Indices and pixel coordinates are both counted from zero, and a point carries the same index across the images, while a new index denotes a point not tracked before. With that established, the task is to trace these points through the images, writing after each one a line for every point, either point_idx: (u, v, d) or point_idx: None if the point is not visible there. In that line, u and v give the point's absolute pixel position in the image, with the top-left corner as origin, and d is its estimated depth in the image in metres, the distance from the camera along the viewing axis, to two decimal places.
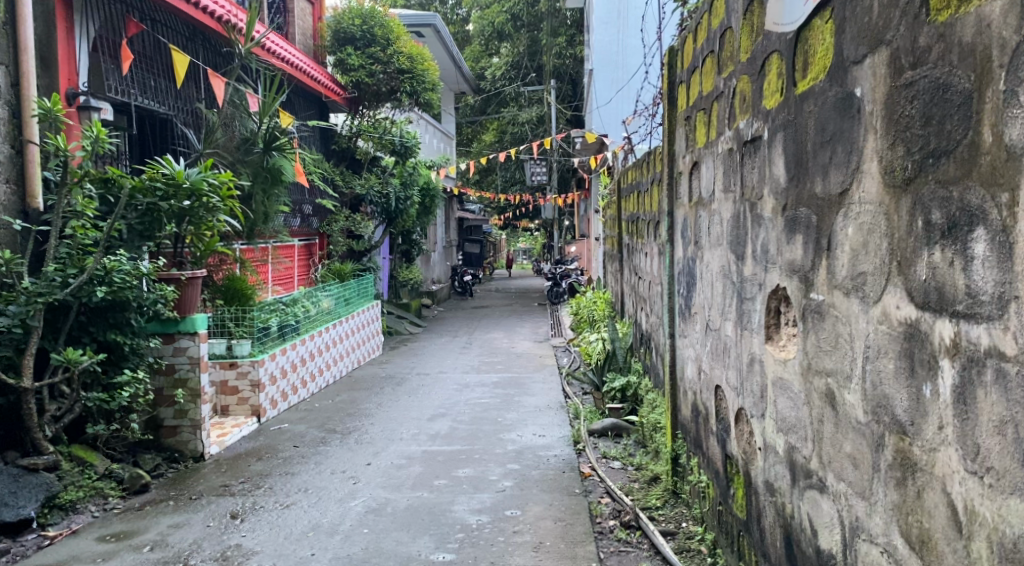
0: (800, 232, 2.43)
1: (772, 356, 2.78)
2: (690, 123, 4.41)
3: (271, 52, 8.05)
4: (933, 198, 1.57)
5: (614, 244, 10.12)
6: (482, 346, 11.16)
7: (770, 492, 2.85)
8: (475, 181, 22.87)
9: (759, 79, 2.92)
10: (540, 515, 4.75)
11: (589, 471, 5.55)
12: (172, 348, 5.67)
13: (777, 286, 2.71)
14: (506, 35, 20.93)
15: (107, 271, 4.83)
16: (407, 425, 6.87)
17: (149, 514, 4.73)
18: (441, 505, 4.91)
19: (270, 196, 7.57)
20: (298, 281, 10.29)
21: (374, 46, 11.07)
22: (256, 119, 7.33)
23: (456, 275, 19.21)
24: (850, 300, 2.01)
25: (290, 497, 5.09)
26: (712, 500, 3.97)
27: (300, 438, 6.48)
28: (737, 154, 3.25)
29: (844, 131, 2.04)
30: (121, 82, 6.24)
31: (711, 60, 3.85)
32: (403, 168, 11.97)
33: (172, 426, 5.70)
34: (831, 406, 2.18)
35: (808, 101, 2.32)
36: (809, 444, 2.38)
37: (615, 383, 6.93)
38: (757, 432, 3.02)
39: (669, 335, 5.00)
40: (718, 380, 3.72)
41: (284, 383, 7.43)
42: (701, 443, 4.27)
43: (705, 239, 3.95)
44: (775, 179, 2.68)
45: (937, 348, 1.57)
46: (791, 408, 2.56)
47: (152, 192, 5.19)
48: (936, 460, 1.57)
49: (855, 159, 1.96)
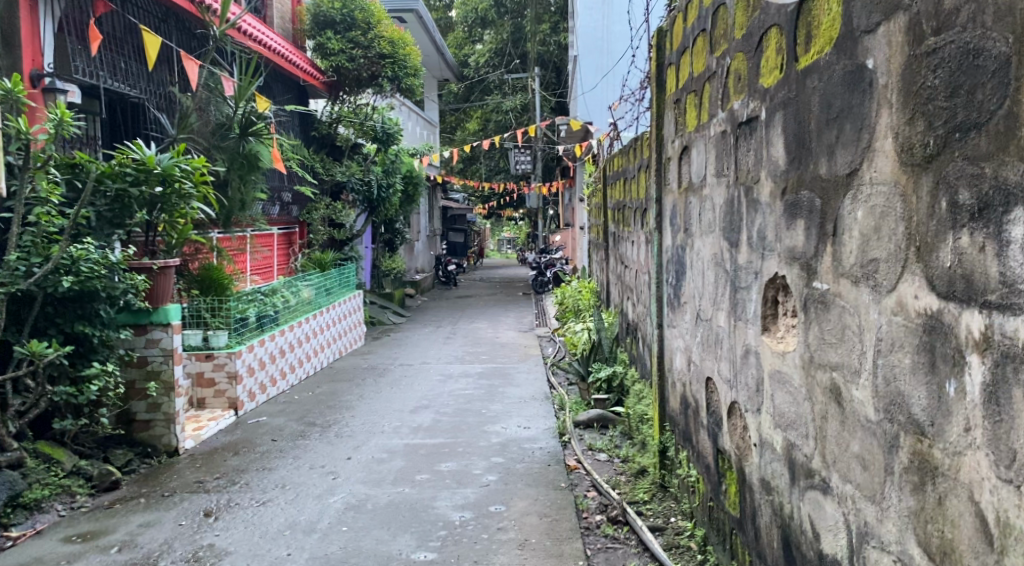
0: (802, 217, 2.28)
1: (769, 348, 2.63)
2: (679, 106, 4.28)
3: (247, 34, 7.85)
4: (960, 176, 1.43)
5: (599, 233, 9.98)
6: (465, 336, 11.01)
7: (766, 492, 2.71)
8: (459, 169, 22.70)
9: (755, 56, 2.77)
10: (525, 510, 4.60)
11: (574, 464, 5.43)
12: (144, 339, 5.47)
13: (775, 275, 2.57)
14: (489, 22, 20.68)
15: (74, 260, 4.65)
16: (389, 417, 6.71)
17: (119, 513, 4.55)
18: (422, 501, 4.75)
19: (247, 183, 7.37)
20: (278, 270, 10.10)
21: (355, 30, 10.79)
22: (232, 104, 7.13)
23: (440, 265, 19.03)
24: (859, 289, 1.87)
25: (266, 494, 4.91)
26: (703, 495, 3.84)
27: (279, 432, 6.29)
28: (732, 136, 3.11)
29: (853, 107, 1.89)
30: (89, 63, 6.00)
31: (702, 39, 3.70)
32: (385, 155, 11.81)
33: (144, 420, 5.52)
34: (836, 402, 2.04)
35: (811, 77, 2.17)
36: (811, 441, 2.24)
37: (601, 374, 6.79)
38: (752, 428, 2.89)
39: (657, 325, 4.87)
40: (710, 371, 3.57)
41: (262, 374, 7.24)
42: (690, 436, 4.14)
43: (695, 225, 3.81)
44: (774, 161, 2.54)
45: (964, 343, 1.42)
46: (790, 403, 2.42)
47: (122, 177, 5.02)
48: (961, 464, 1.43)
49: (868, 136, 1.81)
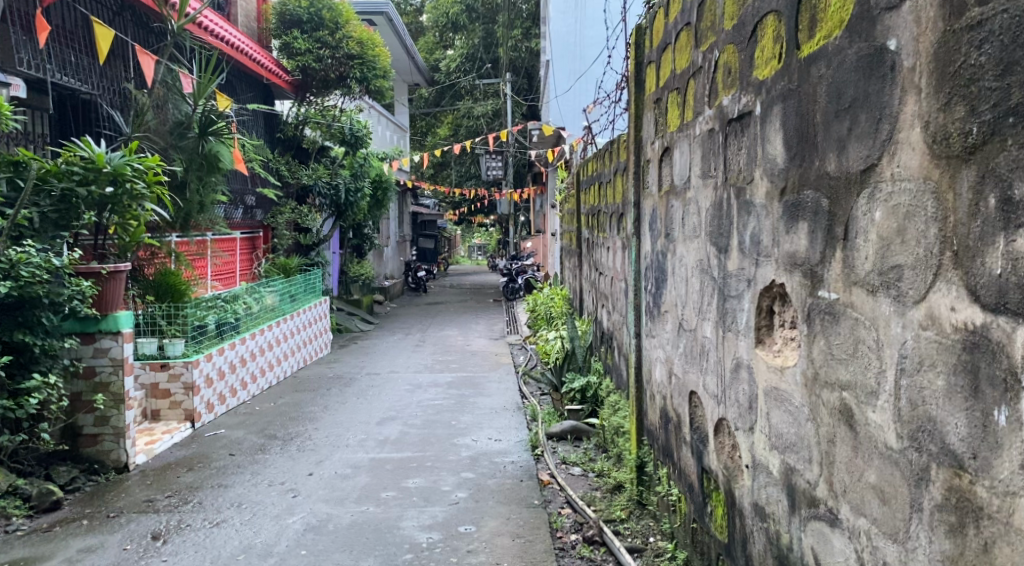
0: (804, 219, 2.07)
1: (764, 363, 2.42)
2: (660, 105, 4.07)
3: (207, 30, 7.55)
4: (1012, 168, 1.27)
5: (572, 239, 9.76)
6: (435, 344, 10.72)
7: (759, 518, 2.50)
8: (430, 174, 22.44)
9: (749, 47, 2.57)
10: (496, 531, 4.35)
11: (547, 479, 5.20)
12: (92, 348, 5.13)
13: (770, 282, 2.36)
14: (460, 27, 20.36)
15: (13, 264, 4.38)
16: (354, 430, 6.42)
17: (58, 537, 4.26)
18: (387, 521, 4.48)
19: (206, 184, 7.06)
20: (240, 275, 9.77)
21: (322, 29, 10.53)
22: (191, 101, 6.77)
23: (410, 271, 18.72)
24: (877, 299, 1.66)
25: (220, 514, 4.62)
26: (686, 515, 3.61)
27: (237, 446, 5.98)
28: (720, 135, 2.90)
29: (870, 95, 1.68)
30: (35, 56, 5.71)
31: (686, 34, 3.49)
32: (353, 159, 11.53)
33: (92, 435, 5.18)
34: (846, 424, 1.82)
35: (818, 64, 1.96)
36: (815, 467, 2.02)
37: (574, 383, 6.53)
38: (743, 449, 2.66)
39: (635, 335, 4.65)
40: (693, 384, 3.36)
41: (222, 385, 6.92)
42: (670, 452, 3.92)
43: (678, 230, 3.59)
44: (771, 160, 2.32)
45: (1020, 363, 1.25)
46: (789, 423, 2.20)
47: (69, 176, 4.76)
48: (1015, 506, 1.26)
49: (889, 126, 1.60)
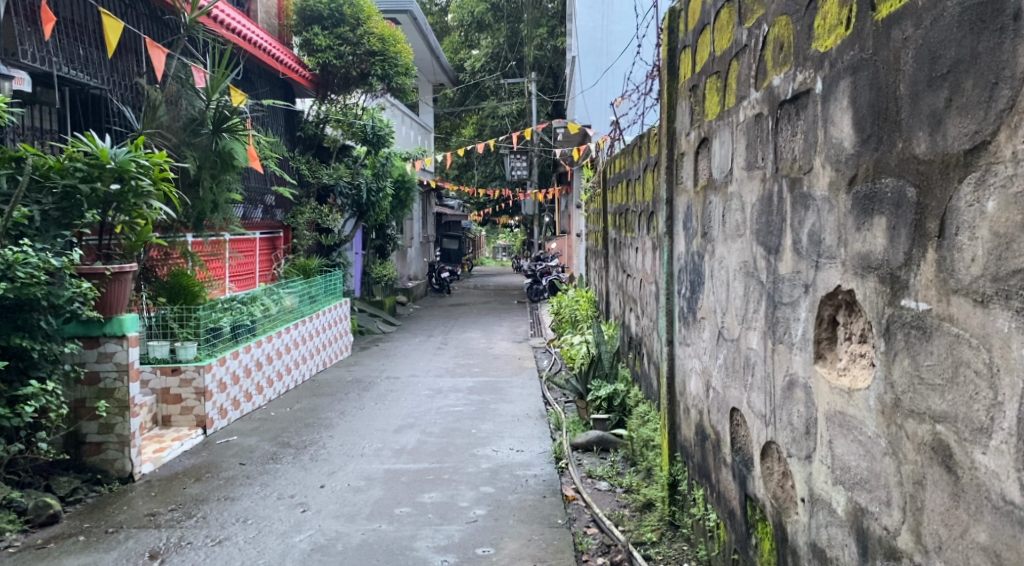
0: (881, 214, 1.73)
1: (825, 383, 2.08)
2: (696, 93, 3.74)
3: (221, 23, 7.25)
4: None
5: (598, 239, 9.42)
6: (458, 346, 10.43)
7: (818, 562, 2.15)
8: (454, 175, 22.18)
9: (807, 15, 2.22)
10: (516, 554, 4.02)
11: (572, 495, 4.87)
12: (96, 353, 4.87)
13: (834, 289, 2.02)
14: (486, 26, 20.03)
15: (9, 264, 4.10)
16: (371, 438, 6.13)
17: (51, 555, 4.00)
18: (400, 541, 4.17)
19: (220, 182, 6.78)
20: (258, 276, 9.55)
21: (343, 25, 10.28)
22: (204, 97, 6.51)
23: (433, 272, 18.48)
24: (991, 315, 1.35)
25: (224, 530, 4.34)
26: (726, 544, 3.25)
27: (248, 455, 5.71)
28: (770, 120, 2.56)
29: (980, 55, 1.36)
30: (41, 48, 5.46)
31: (728, 10, 3.14)
32: (375, 158, 11.25)
33: (96, 443, 4.92)
34: (941, 465, 1.49)
35: (901, 25, 1.62)
36: (893, 512, 1.69)
37: (601, 391, 6.14)
38: (798, 480, 2.31)
39: (667, 343, 4.30)
40: (736, 401, 3.02)
41: (236, 390, 6.65)
42: (706, 472, 3.58)
43: (717, 229, 3.25)
44: (836, 144, 1.98)
45: None
46: (858, 456, 1.87)
47: (72, 173, 4.50)
48: None
49: (1010, 92, 1.29)
